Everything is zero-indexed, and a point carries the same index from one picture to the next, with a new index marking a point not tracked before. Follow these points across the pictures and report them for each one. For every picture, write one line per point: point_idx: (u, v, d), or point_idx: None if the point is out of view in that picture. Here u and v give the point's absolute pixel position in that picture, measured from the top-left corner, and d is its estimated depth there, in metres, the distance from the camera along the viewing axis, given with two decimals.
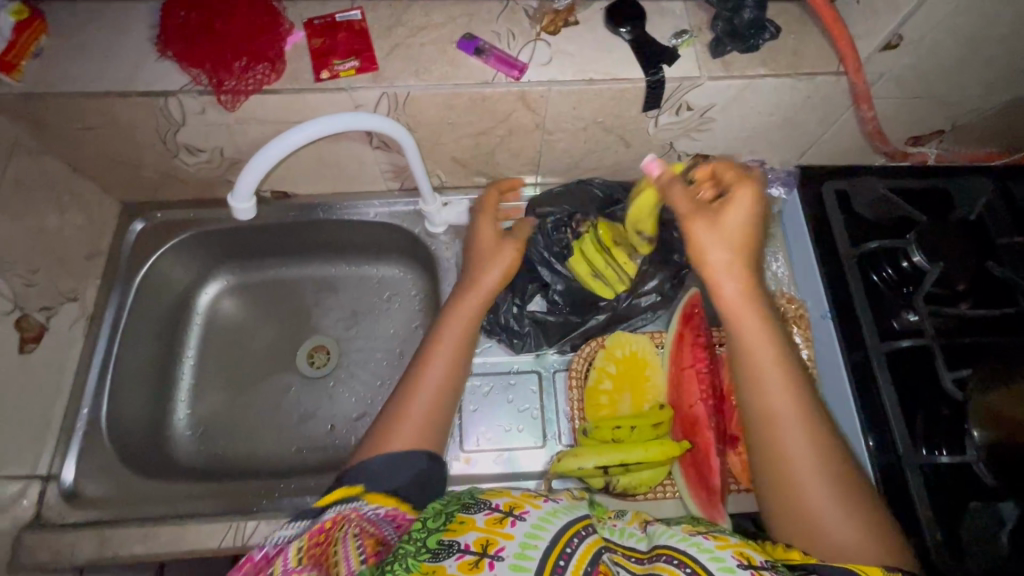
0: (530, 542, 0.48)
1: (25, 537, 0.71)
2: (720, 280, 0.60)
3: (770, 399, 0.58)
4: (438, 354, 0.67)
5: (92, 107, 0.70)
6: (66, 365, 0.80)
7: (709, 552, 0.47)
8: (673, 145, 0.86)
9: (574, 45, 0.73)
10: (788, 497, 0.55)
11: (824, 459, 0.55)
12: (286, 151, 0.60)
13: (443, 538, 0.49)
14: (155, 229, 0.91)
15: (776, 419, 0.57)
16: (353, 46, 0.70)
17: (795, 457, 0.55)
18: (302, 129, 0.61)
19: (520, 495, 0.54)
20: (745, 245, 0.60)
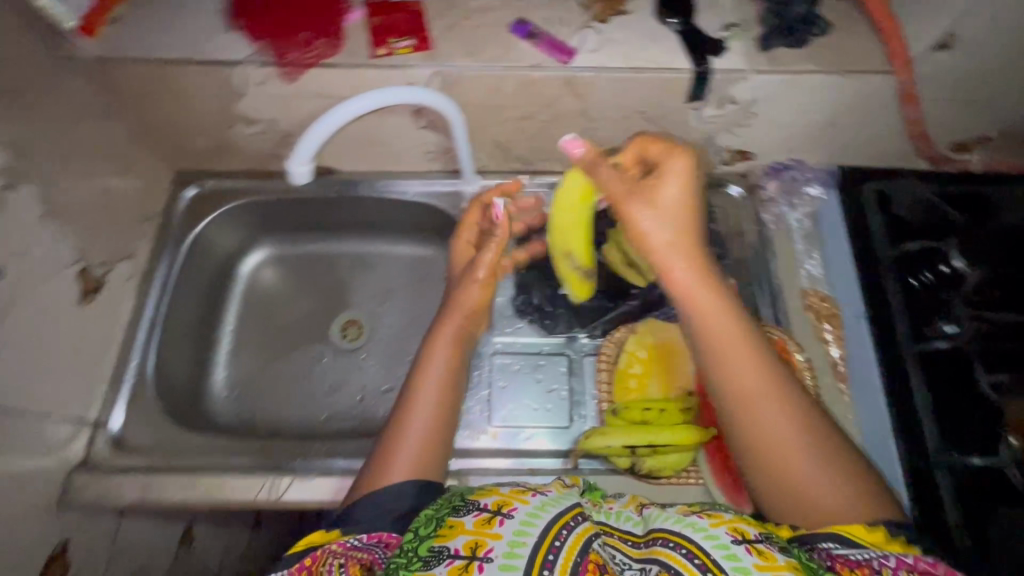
0: (519, 540, 0.50)
1: (76, 476, 0.74)
2: (670, 263, 0.59)
3: (738, 384, 0.57)
4: (423, 387, 0.67)
5: (161, 74, 0.74)
6: (121, 319, 0.84)
7: (704, 532, 0.50)
8: (713, 139, 0.86)
9: (623, 34, 0.74)
10: (773, 476, 0.55)
11: (805, 430, 0.55)
12: (341, 121, 0.63)
13: (433, 544, 0.51)
14: (204, 197, 0.95)
15: (751, 401, 0.56)
16: (409, 26, 0.73)
17: (775, 433, 0.55)
18: (356, 101, 0.64)
19: (509, 492, 0.56)
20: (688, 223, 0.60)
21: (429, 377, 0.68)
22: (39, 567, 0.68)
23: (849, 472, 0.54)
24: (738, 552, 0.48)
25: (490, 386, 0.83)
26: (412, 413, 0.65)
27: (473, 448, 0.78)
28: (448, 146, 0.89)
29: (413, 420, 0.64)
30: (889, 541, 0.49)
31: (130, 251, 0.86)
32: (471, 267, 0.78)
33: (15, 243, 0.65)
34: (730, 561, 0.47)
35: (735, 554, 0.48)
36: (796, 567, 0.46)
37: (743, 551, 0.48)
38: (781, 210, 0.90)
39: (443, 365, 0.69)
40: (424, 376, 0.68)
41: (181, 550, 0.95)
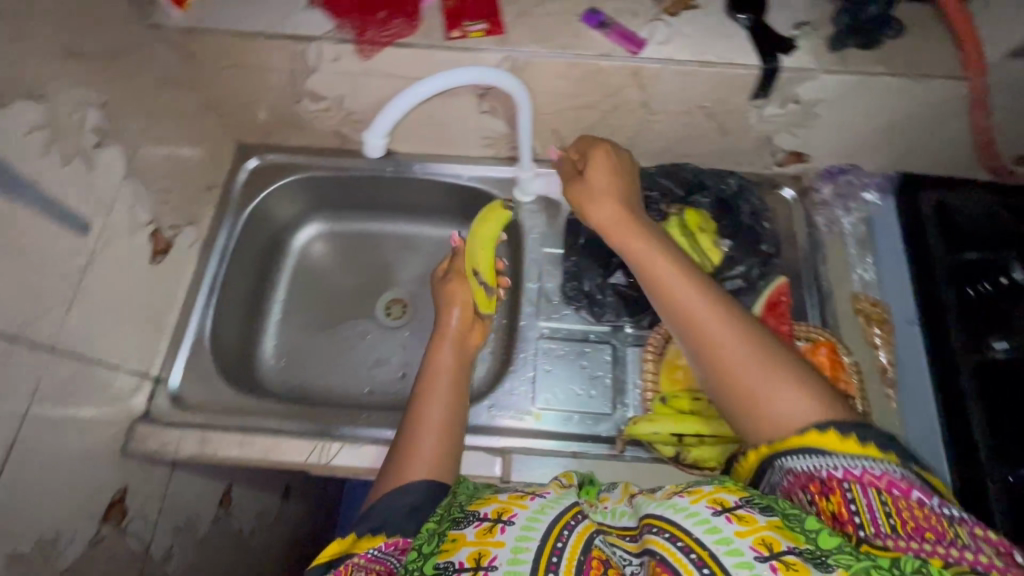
0: (522, 545, 0.49)
1: (138, 427, 0.78)
2: (605, 214, 0.68)
3: (699, 322, 0.58)
4: (433, 390, 0.70)
5: (241, 46, 0.77)
6: (182, 282, 0.87)
7: (683, 511, 0.47)
8: (771, 139, 0.86)
9: (692, 28, 0.74)
10: (736, 398, 0.55)
11: (755, 346, 0.55)
12: (418, 97, 0.64)
13: (438, 562, 0.50)
14: (264, 170, 0.98)
15: (699, 327, 0.58)
16: (483, 10, 0.74)
17: (726, 353, 0.56)
18: (432, 80, 0.65)
19: (507, 498, 0.55)
20: (621, 183, 0.70)
21: (436, 379, 0.71)
22: (100, 510, 0.72)
23: (810, 381, 0.53)
24: (718, 524, 0.45)
25: (535, 369, 0.85)
26: (423, 410, 0.68)
27: (517, 428, 0.81)
28: (507, 134, 0.91)
29: (427, 422, 0.66)
30: (853, 445, 0.48)
31: (194, 217, 0.89)
32: (446, 276, 0.83)
33: (100, 200, 0.69)
34: (712, 536, 0.45)
35: (715, 527, 0.45)
36: (776, 526, 0.44)
37: (724, 521, 0.45)
38: (836, 214, 0.90)
39: (448, 377, 0.72)
40: (431, 386, 0.70)
41: (221, 508, 0.99)
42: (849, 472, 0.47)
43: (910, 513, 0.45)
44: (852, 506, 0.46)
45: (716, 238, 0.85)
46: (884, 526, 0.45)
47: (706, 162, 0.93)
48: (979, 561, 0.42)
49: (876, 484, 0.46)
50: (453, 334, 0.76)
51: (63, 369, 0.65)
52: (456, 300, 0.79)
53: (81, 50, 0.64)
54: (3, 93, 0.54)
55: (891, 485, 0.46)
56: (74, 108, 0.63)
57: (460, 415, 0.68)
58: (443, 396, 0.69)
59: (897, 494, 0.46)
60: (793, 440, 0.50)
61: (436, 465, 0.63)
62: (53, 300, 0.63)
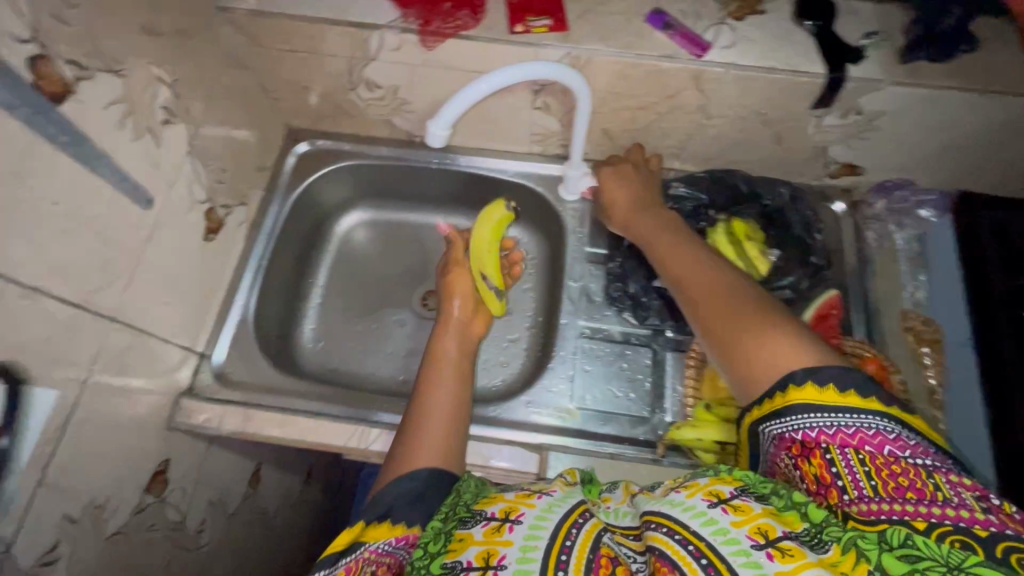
0: (531, 543, 0.49)
1: (184, 401, 0.79)
2: (626, 217, 0.82)
3: (692, 287, 0.66)
4: (439, 379, 0.72)
5: (306, 32, 0.77)
6: (230, 261, 0.88)
7: (681, 505, 0.48)
8: (826, 150, 0.85)
9: (758, 33, 0.73)
10: (728, 358, 0.58)
11: (751, 310, 0.59)
12: (494, 87, 0.63)
13: (444, 561, 0.50)
14: (313, 155, 0.99)
15: (701, 299, 0.64)
16: (548, 6, 0.74)
17: (723, 316, 0.60)
18: (510, 71, 0.64)
19: (514, 497, 0.55)
20: (642, 192, 0.82)
21: (441, 350, 0.76)
22: (145, 479, 0.73)
23: (805, 340, 0.54)
24: (715, 515, 0.46)
25: (574, 367, 0.85)
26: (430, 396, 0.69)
27: (554, 426, 0.81)
28: (558, 131, 0.91)
29: (436, 409, 0.67)
30: (830, 396, 0.49)
31: (245, 197, 0.90)
32: (447, 269, 0.88)
33: (164, 176, 0.70)
34: (710, 527, 0.45)
35: (713, 519, 0.46)
36: (772, 513, 0.46)
37: (719, 512, 0.47)
38: (888, 228, 0.89)
39: (450, 364, 0.73)
40: (436, 376, 0.71)
41: (250, 487, 1.00)
42: (824, 431, 0.48)
43: (888, 469, 0.45)
44: (834, 467, 0.47)
45: (763, 248, 0.84)
46: (867, 488, 0.45)
47: (756, 170, 0.92)
48: (962, 516, 0.42)
49: (852, 442, 0.47)
50: (456, 323, 0.80)
51: (121, 339, 0.66)
52: (456, 292, 0.83)
53: (155, 28, 0.65)
54: (86, 67, 0.56)
55: (866, 442, 0.47)
56: (146, 84, 0.65)
57: (464, 405, 0.69)
58: (448, 384, 0.71)
59: (873, 452, 0.47)
60: (776, 397, 0.52)
61: (442, 456, 0.63)
62: (116, 272, 0.64)
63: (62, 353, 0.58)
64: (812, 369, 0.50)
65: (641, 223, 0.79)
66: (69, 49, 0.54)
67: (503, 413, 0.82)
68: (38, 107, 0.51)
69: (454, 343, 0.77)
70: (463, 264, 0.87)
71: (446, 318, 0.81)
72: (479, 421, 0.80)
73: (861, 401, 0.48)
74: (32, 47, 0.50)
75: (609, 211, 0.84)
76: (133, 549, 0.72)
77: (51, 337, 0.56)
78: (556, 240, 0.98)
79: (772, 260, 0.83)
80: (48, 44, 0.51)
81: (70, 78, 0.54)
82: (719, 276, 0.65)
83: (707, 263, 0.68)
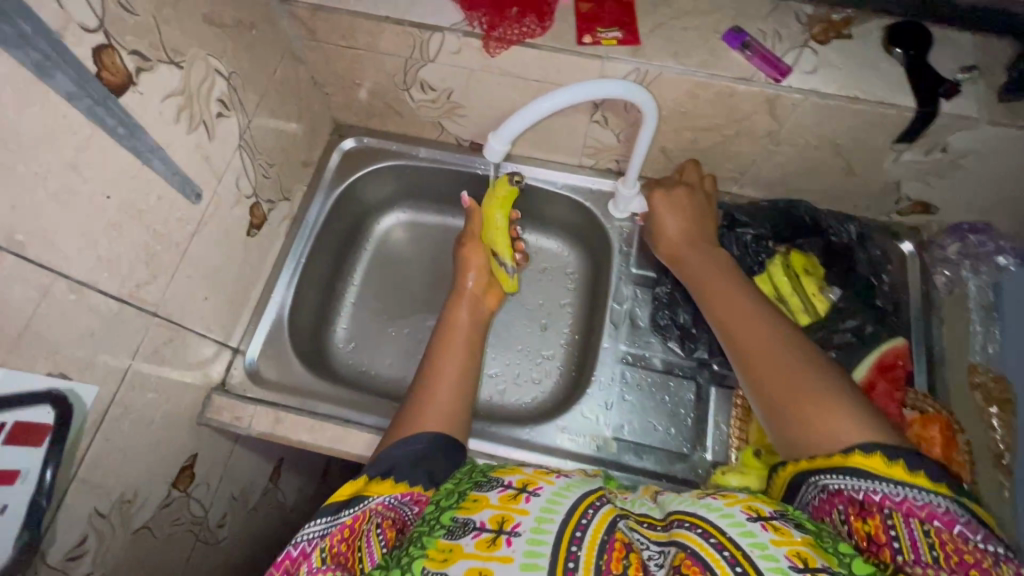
0: (546, 515, 0.49)
1: (215, 397, 0.78)
2: (677, 248, 0.78)
3: (740, 328, 0.63)
4: (453, 348, 0.74)
5: (365, 29, 0.74)
6: (270, 255, 0.87)
7: (718, 511, 0.48)
8: (900, 185, 0.80)
9: (843, 59, 0.69)
10: (774, 407, 0.56)
11: (812, 370, 0.55)
12: (568, 101, 0.61)
13: (457, 517, 0.51)
14: (359, 152, 0.97)
15: (755, 349, 0.60)
16: (618, 17, 0.71)
17: (782, 370, 0.57)
18: (589, 87, 0.62)
19: (532, 473, 0.56)
20: (697, 224, 0.78)
21: (458, 331, 0.77)
22: (173, 473, 0.72)
23: (866, 409, 0.51)
24: (754, 530, 0.45)
25: (613, 394, 0.82)
26: (443, 365, 0.71)
27: (588, 455, 0.78)
28: (614, 146, 0.87)
29: (444, 376, 0.69)
30: (901, 469, 0.46)
31: (289, 192, 0.89)
32: (461, 240, 0.88)
33: (214, 170, 0.68)
34: (747, 538, 0.45)
35: (751, 531, 0.45)
36: (812, 544, 0.45)
37: (759, 527, 0.46)
38: (960, 274, 0.83)
39: (463, 335, 0.76)
40: (445, 349, 0.73)
41: (270, 481, 0.99)
42: (888, 498, 0.45)
43: (953, 548, 0.43)
44: (892, 533, 0.45)
45: (823, 284, 0.81)
46: (924, 555, 0.43)
47: (820, 200, 0.87)
48: None
49: (918, 513, 0.44)
50: (469, 297, 0.83)
51: (162, 334, 0.65)
52: (472, 265, 0.86)
53: (217, 20, 0.64)
54: (149, 58, 0.54)
55: (933, 517, 0.44)
56: (203, 77, 0.63)
57: (471, 375, 0.71)
58: (458, 352, 0.73)
59: (940, 527, 0.44)
60: (833, 457, 0.49)
61: (447, 421, 0.64)
62: (162, 266, 0.63)
63: (104, 348, 0.57)
64: (876, 441, 0.48)
65: (693, 257, 0.76)
66: (134, 40, 0.52)
67: (537, 437, 0.79)
68: (101, 98, 0.49)
69: (468, 315, 0.80)
70: (477, 239, 0.87)
71: (460, 292, 0.84)
72: (512, 444, 0.78)
73: (936, 480, 0.45)
74: (98, 37, 0.48)
75: (659, 238, 0.80)
76: (156, 542, 0.72)
77: (94, 331, 0.55)
78: (602, 259, 0.95)
79: (832, 297, 0.80)
80: (113, 34, 0.50)
81: (131, 69, 0.53)
82: (771, 321, 0.62)
83: (763, 310, 0.64)
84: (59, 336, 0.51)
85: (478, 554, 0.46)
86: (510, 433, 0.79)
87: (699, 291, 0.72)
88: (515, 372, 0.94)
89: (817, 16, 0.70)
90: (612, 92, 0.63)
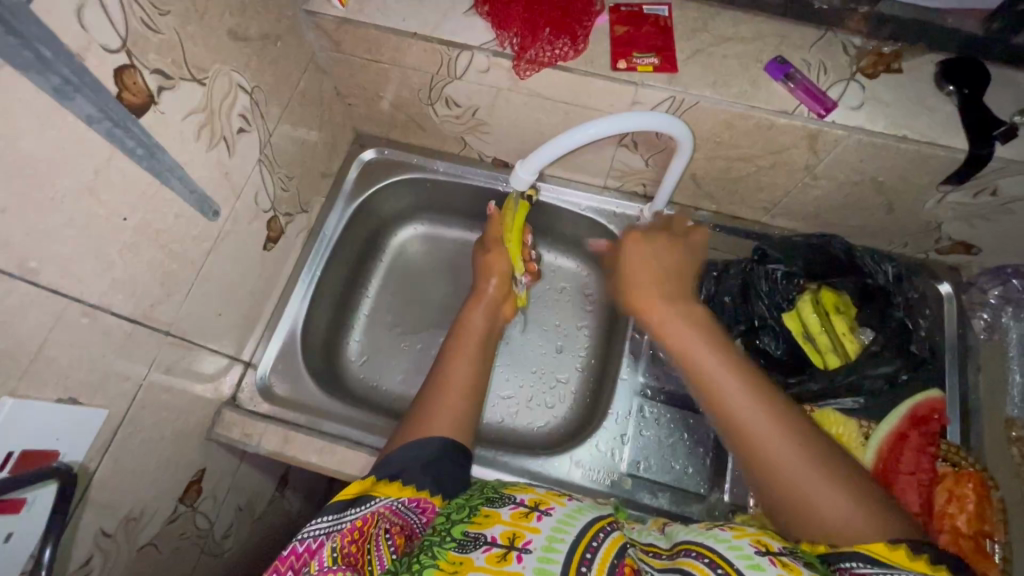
0: (558, 535, 0.46)
1: (225, 412, 0.77)
2: (649, 305, 0.66)
3: (724, 393, 0.56)
4: (465, 352, 0.71)
5: (392, 44, 0.72)
6: (285, 266, 0.85)
7: (726, 542, 0.45)
8: (942, 226, 0.76)
9: (892, 94, 0.65)
10: (775, 485, 0.51)
11: (809, 451, 0.51)
12: (624, 128, 0.61)
13: (468, 530, 0.48)
14: (379, 163, 0.95)
15: (750, 432, 0.53)
16: (655, 42, 0.68)
17: (783, 459, 0.51)
18: (651, 118, 0.61)
19: (544, 493, 0.53)
20: (663, 272, 0.70)
21: (470, 332, 0.75)
22: (180, 489, 0.71)
23: (871, 489, 0.49)
24: (762, 562, 0.42)
25: (629, 427, 0.80)
26: (453, 370, 0.68)
27: (601, 489, 0.76)
28: (642, 170, 0.84)
29: (454, 379, 0.67)
30: (924, 564, 0.42)
31: (307, 204, 0.87)
32: (483, 245, 0.86)
33: (232, 186, 0.67)
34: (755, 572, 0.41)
35: (759, 565, 0.42)
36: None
37: (767, 561, 0.42)
38: (1001, 319, 0.79)
39: (478, 338, 0.74)
40: (458, 352, 0.71)
41: (277, 489, 0.98)
42: None
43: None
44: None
45: (855, 325, 0.78)
46: None
47: (855, 235, 0.84)
48: None
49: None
50: (488, 300, 0.80)
51: (174, 353, 0.64)
52: (495, 269, 0.83)
53: (242, 34, 0.62)
54: (170, 76, 0.53)
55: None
56: (226, 92, 0.61)
57: (483, 380, 0.69)
58: (470, 355, 0.71)
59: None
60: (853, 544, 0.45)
61: (456, 427, 0.62)
62: (176, 284, 0.62)
63: (116, 370, 0.56)
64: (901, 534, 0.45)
65: (670, 312, 0.64)
66: (156, 59, 0.51)
67: (549, 469, 0.77)
68: (119, 120, 0.48)
69: (483, 320, 0.78)
70: (499, 243, 0.84)
71: (479, 295, 0.81)
72: (524, 475, 0.76)
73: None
74: (120, 58, 0.47)
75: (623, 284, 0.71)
76: (161, 558, 0.71)
77: (105, 355, 0.54)
78: None
79: (864, 340, 0.78)
80: (136, 53, 0.48)
81: (152, 88, 0.51)
82: (754, 383, 0.56)
83: (749, 376, 0.57)
84: (69, 361, 0.50)
85: (488, 568, 0.43)
86: (521, 463, 0.77)
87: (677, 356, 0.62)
88: (528, 394, 0.92)
89: (866, 48, 0.67)
90: (636, 126, 0.62)
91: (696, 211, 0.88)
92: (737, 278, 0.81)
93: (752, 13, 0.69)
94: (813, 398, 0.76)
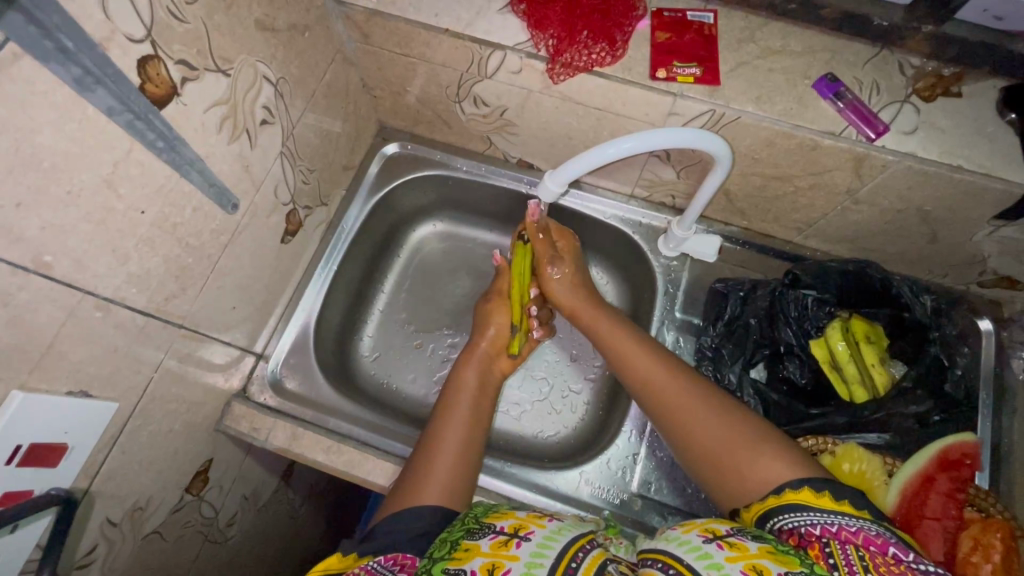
0: (537, 559, 0.44)
1: (235, 405, 0.76)
2: (575, 308, 0.79)
3: (656, 390, 0.63)
4: (456, 416, 0.69)
5: (423, 39, 0.69)
6: (303, 259, 0.84)
7: (676, 540, 0.45)
8: (987, 259, 0.72)
9: (949, 120, 0.61)
10: (709, 467, 0.55)
11: (728, 429, 0.56)
12: (658, 145, 0.58)
13: (448, 567, 0.45)
14: (402, 157, 0.93)
15: (677, 420, 0.60)
16: (698, 51, 0.64)
17: (700, 437, 0.57)
18: (685, 134, 0.58)
19: (524, 516, 0.50)
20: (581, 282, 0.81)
21: (464, 392, 0.73)
22: (187, 479, 0.71)
23: (792, 453, 0.52)
24: (709, 550, 0.42)
25: (641, 446, 0.78)
26: (439, 441, 0.66)
27: (610, 509, 0.74)
28: (672, 181, 0.80)
29: (446, 442, 0.66)
30: (829, 500, 0.46)
31: (327, 198, 0.86)
32: (486, 297, 0.86)
33: (253, 179, 0.66)
34: (704, 562, 0.41)
35: (707, 553, 0.42)
36: (770, 554, 0.41)
37: (715, 548, 0.42)
38: None
39: (468, 398, 0.73)
40: (449, 417, 0.69)
41: (282, 480, 0.97)
42: (827, 529, 0.44)
43: (887, 567, 0.40)
44: (831, 560, 0.42)
45: (886, 356, 0.76)
46: None
47: (892, 263, 0.80)
48: None
49: (854, 540, 0.43)
50: (480, 356, 0.79)
51: (187, 345, 0.63)
52: (492, 322, 0.82)
53: (270, 24, 0.60)
54: (196, 67, 0.51)
55: (869, 542, 0.42)
56: (250, 84, 0.60)
57: (476, 442, 0.68)
58: (462, 419, 0.69)
59: (875, 551, 0.42)
60: (768, 499, 0.49)
61: (447, 492, 0.60)
62: (191, 278, 0.61)
63: (127, 363, 0.55)
64: (824, 480, 0.47)
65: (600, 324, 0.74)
66: (181, 49, 0.49)
67: (557, 484, 0.76)
68: (142, 112, 0.47)
69: (475, 375, 0.77)
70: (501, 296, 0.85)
71: (472, 350, 0.80)
72: (531, 488, 0.74)
73: (859, 508, 0.45)
74: (144, 48, 0.45)
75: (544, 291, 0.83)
76: (165, 545, 0.71)
77: (117, 348, 0.53)
78: (641, 295, 0.90)
79: (895, 373, 0.75)
80: (160, 43, 0.47)
81: (176, 79, 0.49)
82: (682, 377, 0.62)
83: (669, 366, 0.64)
84: (81, 354, 0.49)
85: None
86: (528, 476, 0.76)
87: (603, 356, 0.71)
88: (539, 401, 0.91)
89: (925, 69, 0.63)
90: (671, 142, 0.58)
91: (725, 227, 0.86)
92: (765, 300, 0.78)
93: (803, 25, 0.65)
94: (836, 430, 0.73)
